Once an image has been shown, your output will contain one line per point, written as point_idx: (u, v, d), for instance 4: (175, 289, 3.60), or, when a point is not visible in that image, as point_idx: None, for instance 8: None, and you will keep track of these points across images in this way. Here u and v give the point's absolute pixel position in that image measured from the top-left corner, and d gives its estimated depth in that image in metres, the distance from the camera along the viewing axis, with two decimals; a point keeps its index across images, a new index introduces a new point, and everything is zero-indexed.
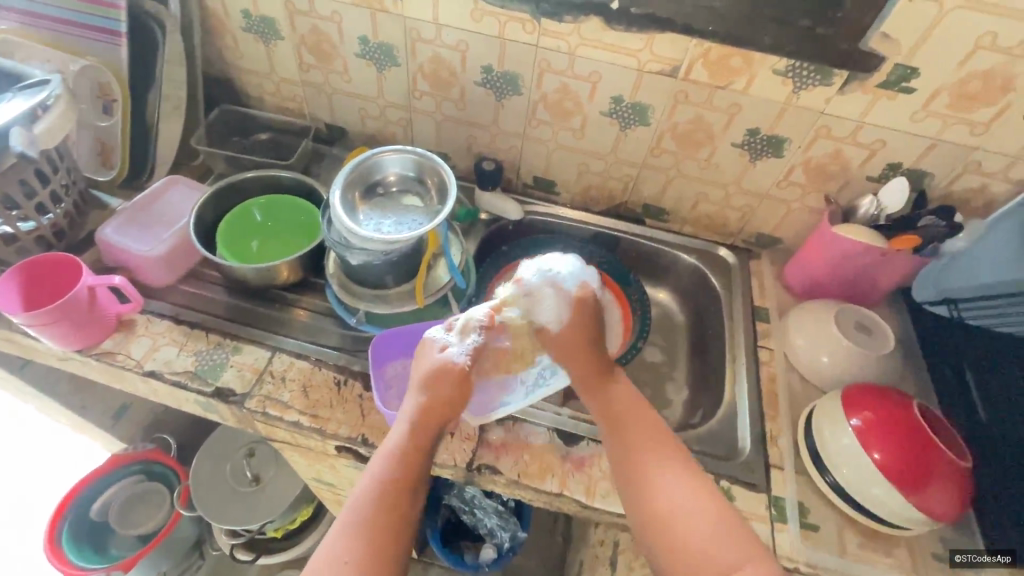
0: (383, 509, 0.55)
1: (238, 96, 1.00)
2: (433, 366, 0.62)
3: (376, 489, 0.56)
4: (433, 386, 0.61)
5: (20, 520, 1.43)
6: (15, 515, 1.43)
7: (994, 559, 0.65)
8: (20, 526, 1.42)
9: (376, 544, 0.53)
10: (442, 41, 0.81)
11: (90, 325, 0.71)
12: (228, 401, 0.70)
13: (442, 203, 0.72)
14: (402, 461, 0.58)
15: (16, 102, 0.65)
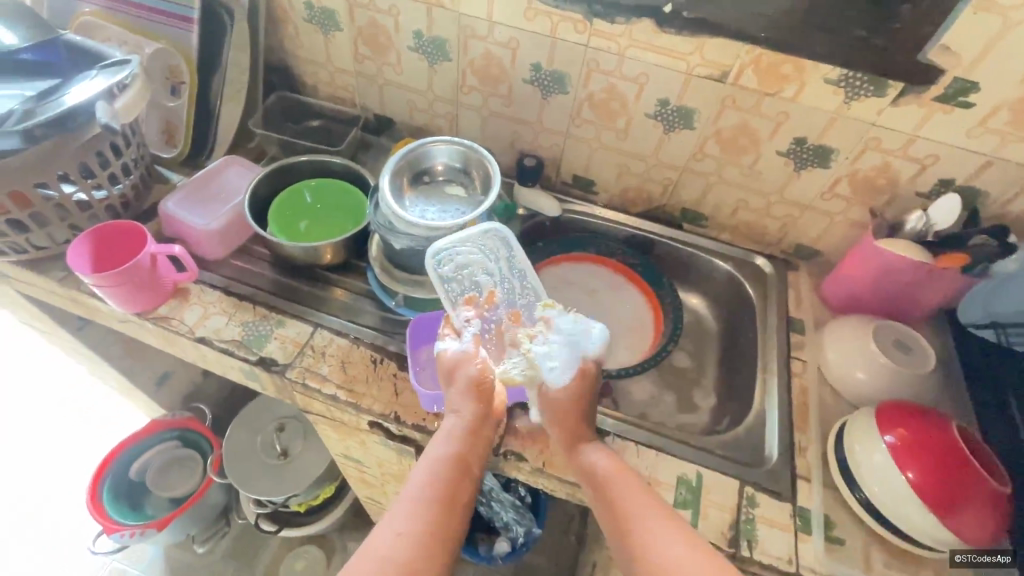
0: (432, 501, 0.56)
1: (295, 83, 1.04)
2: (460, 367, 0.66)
3: (436, 467, 0.59)
4: (481, 389, 0.65)
5: (57, 482, 1.49)
6: (52, 478, 1.50)
7: (997, 559, 0.62)
8: (58, 486, 1.49)
9: (433, 525, 0.54)
10: (494, 38, 0.83)
11: (150, 289, 0.75)
12: (271, 370, 0.74)
13: (486, 194, 0.74)
14: (462, 444, 0.62)
15: (98, 82, 0.69)
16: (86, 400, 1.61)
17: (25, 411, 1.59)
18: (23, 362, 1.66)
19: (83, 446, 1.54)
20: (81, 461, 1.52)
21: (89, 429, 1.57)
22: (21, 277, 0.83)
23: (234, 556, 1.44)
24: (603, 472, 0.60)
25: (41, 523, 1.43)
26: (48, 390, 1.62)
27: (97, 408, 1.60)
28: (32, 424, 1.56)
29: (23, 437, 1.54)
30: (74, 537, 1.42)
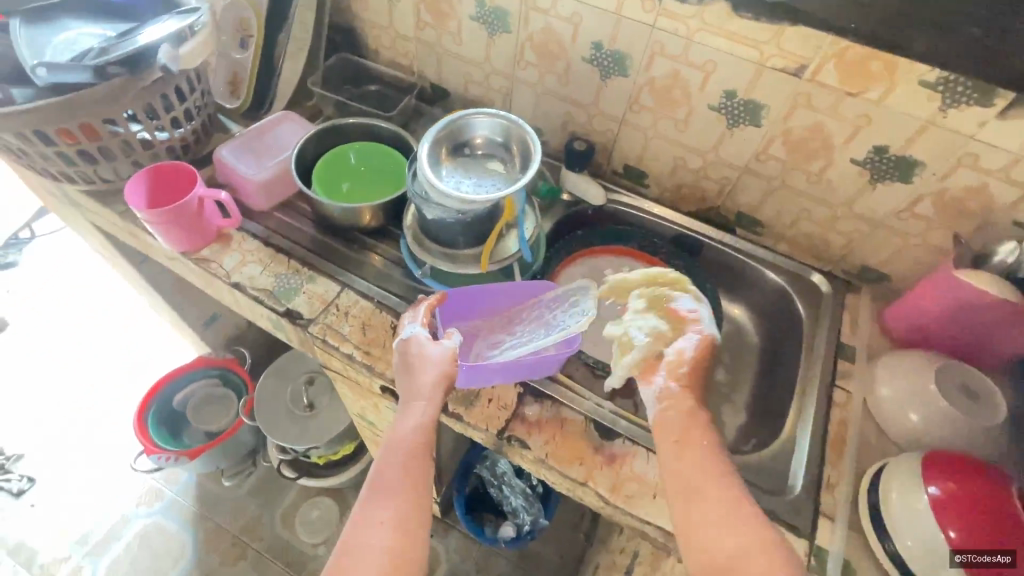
0: (397, 486, 0.57)
1: (359, 46, 1.05)
2: (428, 356, 0.65)
3: (399, 455, 0.59)
4: (438, 375, 0.64)
5: (106, 417, 1.62)
6: (101, 414, 1.62)
7: (996, 559, 0.52)
8: (108, 419, 1.61)
9: (406, 510, 0.56)
10: (556, 12, 0.80)
11: (195, 231, 0.79)
12: (295, 323, 0.76)
13: (524, 168, 0.71)
14: (424, 426, 0.62)
15: (169, 24, 0.71)
16: (85, 400, 1.64)
17: (44, 388, 1.65)
18: (22, 362, 1.69)
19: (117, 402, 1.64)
20: (93, 442, 1.57)
21: (103, 409, 1.62)
22: (88, 208, 0.89)
23: (257, 495, 1.52)
24: (704, 450, 0.56)
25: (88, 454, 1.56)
26: (64, 369, 1.68)
27: (97, 405, 1.63)
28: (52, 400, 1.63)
29: (65, 389, 1.65)
30: (88, 504, 1.49)
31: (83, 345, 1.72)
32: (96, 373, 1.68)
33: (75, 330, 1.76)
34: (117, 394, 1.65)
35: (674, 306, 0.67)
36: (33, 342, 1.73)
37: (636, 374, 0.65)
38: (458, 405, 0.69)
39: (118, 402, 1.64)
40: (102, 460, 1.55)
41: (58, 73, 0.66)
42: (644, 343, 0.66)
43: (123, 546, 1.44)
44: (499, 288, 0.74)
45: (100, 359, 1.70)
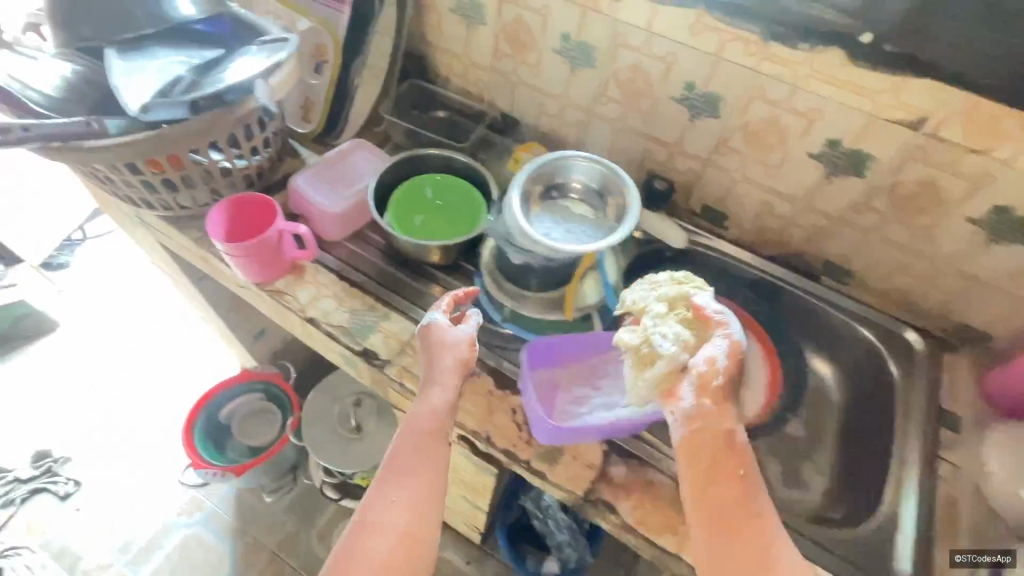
0: (413, 469, 0.60)
1: (429, 72, 1.04)
2: (451, 340, 0.65)
3: (413, 440, 0.61)
4: (456, 362, 0.65)
5: (147, 427, 1.63)
6: (143, 424, 1.63)
7: (996, 558, 0.62)
8: (150, 429, 1.62)
9: (421, 496, 0.59)
10: (649, 50, 0.77)
11: (273, 263, 0.78)
12: (372, 364, 0.74)
13: (619, 217, 0.68)
14: (437, 412, 0.63)
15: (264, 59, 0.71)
16: (129, 407, 1.65)
17: (88, 394, 1.67)
18: (68, 365, 1.72)
19: (159, 411, 1.65)
20: (135, 451, 1.59)
21: (147, 419, 1.64)
22: (161, 230, 0.88)
23: (294, 511, 1.52)
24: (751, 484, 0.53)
25: (131, 463, 1.57)
26: (108, 375, 1.70)
27: (136, 415, 1.64)
28: (96, 407, 1.65)
29: (110, 396, 1.67)
30: (129, 514, 1.50)
31: (129, 350, 1.75)
32: (135, 382, 1.70)
33: (99, 332, 1.78)
34: (156, 405, 1.66)
35: (698, 305, 0.60)
36: (75, 345, 1.76)
37: (659, 396, 0.59)
38: (541, 463, 0.66)
39: (154, 408, 1.66)
40: (144, 468, 1.57)
41: (156, 109, 0.66)
42: (674, 356, 0.58)
43: (163, 556, 1.45)
44: (592, 336, 0.72)
45: (143, 367, 1.71)
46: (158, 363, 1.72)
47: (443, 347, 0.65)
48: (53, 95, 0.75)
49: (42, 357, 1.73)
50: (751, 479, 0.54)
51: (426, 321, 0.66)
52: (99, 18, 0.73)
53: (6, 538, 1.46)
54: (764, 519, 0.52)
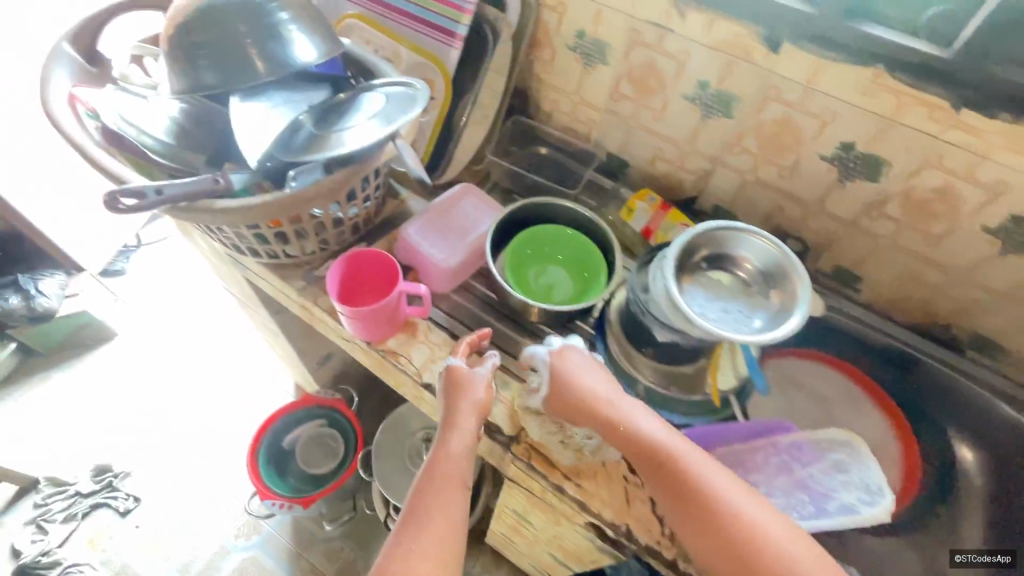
0: (437, 503, 0.60)
1: (531, 107, 0.98)
2: (467, 379, 0.68)
3: (433, 487, 0.61)
4: (472, 404, 0.67)
5: (203, 444, 1.61)
6: (198, 440, 1.61)
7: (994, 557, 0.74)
8: (206, 445, 1.60)
9: (445, 544, 0.57)
10: (805, 106, 0.70)
11: (388, 322, 0.73)
12: (495, 439, 0.69)
13: (785, 302, 0.61)
14: (453, 457, 0.64)
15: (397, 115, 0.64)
16: (184, 422, 1.63)
17: (145, 407, 1.65)
18: (124, 376, 1.71)
19: (214, 426, 1.63)
20: (192, 468, 1.56)
21: (204, 434, 1.62)
22: (259, 274, 0.84)
23: (351, 537, 1.49)
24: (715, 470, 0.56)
25: (188, 480, 1.55)
26: (164, 387, 1.69)
27: (192, 432, 1.62)
28: (152, 421, 1.63)
29: (166, 410, 1.65)
30: (188, 533, 1.49)
31: (184, 362, 1.73)
32: (190, 398, 1.67)
33: (153, 343, 1.76)
34: (211, 422, 1.64)
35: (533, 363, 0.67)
36: (131, 355, 1.74)
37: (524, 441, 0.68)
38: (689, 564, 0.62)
39: (209, 424, 1.63)
40: (202, 486, 1.55)
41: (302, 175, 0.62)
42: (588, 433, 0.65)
43: None
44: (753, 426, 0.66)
45: (199, 381, 1.70)
46: (213, 377, 1.70)
47: (461, 390, 0.67)
48: (167, 140, 0.71)
49: (97, 368, 1.72)
50: (681, 443, 0.58)
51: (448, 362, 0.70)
52: (214, 56, 0.66)
53: (67, 553, 1.44)
54: (703, 473, 0.56)
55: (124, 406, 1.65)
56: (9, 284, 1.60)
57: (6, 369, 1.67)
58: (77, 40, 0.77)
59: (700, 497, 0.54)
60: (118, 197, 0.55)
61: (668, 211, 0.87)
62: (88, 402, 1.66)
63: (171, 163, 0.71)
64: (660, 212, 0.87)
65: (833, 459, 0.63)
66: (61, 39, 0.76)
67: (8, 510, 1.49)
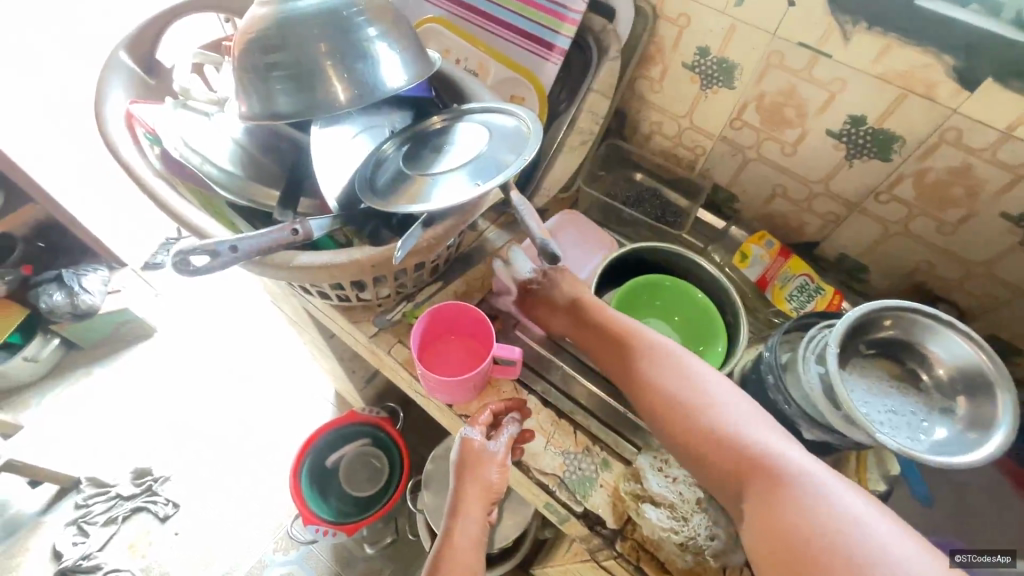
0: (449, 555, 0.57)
1: (626, 128, 0.87)
2: (475, 455, 0.62)
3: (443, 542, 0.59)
4: (481, 484, 0.62)
5: (236, 449, 1.53)
6: (232, 445, 1.54)
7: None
8: (240, 450, 1.53)
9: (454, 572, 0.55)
10: (995, 155, 0.58)
11: (472, 387, 0.64)
12: (595, 532, 0.60)
13: (975, 410, 0.50)
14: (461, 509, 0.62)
15: (513, 161, 0.54)
16: (219, 425, 1.56)
17: (179, 408, 1.59)
18: (160, 375, 1.65)
19: (250, 430, 1.56)
20: (227, 474, 1.49)
21: (237, 440, 1.54)
22: (324, 311, 0.76)
23: (392, 558, 1.40)
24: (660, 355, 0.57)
25: (220, 487, 1.48)
26: (199, 388, 1.62)
27: (229, 440, 1.54)
28: (186, 423, 1.57)
29: (200, 412, 1.59)
30: (221, 544, 1.41)
31: (221, 363, 1.66)
32: (228, 403, 1.60)
33: (191, 341, 1.71)
34: (248, 430, 1.56)
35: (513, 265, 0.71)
36: (168, 352, 1.69)
37: (610, 518, 0.61)
38: None
39: (244, 429, 1.56)
40: (239, 500, 1.46)
41: (406, 242, 0.52)
42: (665, 491, 0.58)
43: None
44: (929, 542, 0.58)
45: (235, 384, 1.63)
46: (250, 381, 1.64)
47: (470, 463, 0.62)
48: (233, 171, 0.62)
49: (136, 367, 1.66)
50: (664, 354, 0.56)
51: (463, 434, 0.63)
52: (294, 78, 0.57)
53: (107, 558, 1.38)
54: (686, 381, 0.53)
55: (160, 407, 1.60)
56: (52, 279, 1.52)
57: (50, 362, 1.63)
58: (135, 47, 0.70)
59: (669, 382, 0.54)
60: (189, 256, 0.47)
61: (788, 258, 0.75)
62: (127, 402, 1.60)
63: (233, 197, 0.62)
64: (780, 259, 0.76)
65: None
66: (117, 47, 0.69)
67: (51, 510, 1.44)
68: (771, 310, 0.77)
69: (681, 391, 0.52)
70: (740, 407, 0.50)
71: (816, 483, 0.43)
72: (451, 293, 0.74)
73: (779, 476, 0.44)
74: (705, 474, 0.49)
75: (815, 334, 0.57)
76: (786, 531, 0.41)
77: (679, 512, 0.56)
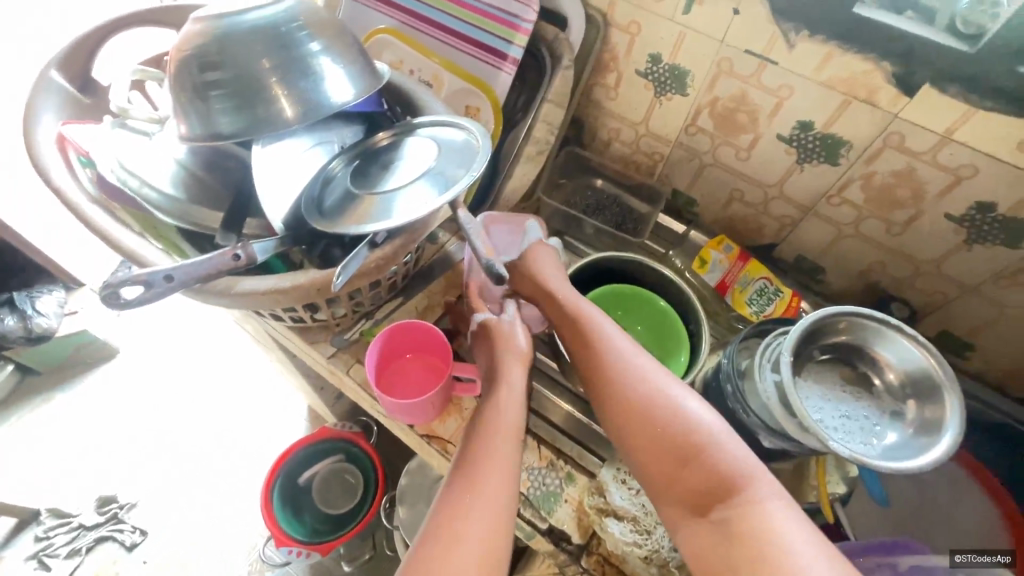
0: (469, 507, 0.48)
1: (585, 135, 0.87)
2: (502, 330, 0.63)
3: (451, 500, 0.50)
4: (515, 355, 0.61)
5: (205, 470, 1.49)
6: (201, 466, 1.49)
7: None
8: (209, 471, 1.49)
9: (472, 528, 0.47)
10: (935, 158, 0.59)
11: (433, 407, 0.63)
12: (561, 549, 0.59)
13: (924, 415, 0.50)
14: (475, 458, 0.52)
15: (460, 178, 0.53)
16: (186, 446, 1.52)
17: (143, 431, 1.54)
18: (123, 396, 1.60)
19: (219, 450, 1.52)
20: (196, 497, 1.45)
21: (206, 461, 1.50)
22: (280, 332, 0.74)
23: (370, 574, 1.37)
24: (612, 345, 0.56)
25: (189, 511, 1.43)
26: (165, 409, 1.57)
27: (197, 462, 1.50)
28: (151, 446, 1.52)
29: (166, 433, 1.54)
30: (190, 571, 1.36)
31: (187, 382, 1.62)
32: (196, 424, 1.55)
33: (155, 361, 1.66)
34: (217, 451, 1.51)
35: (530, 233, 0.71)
36: (130, 373, 1.63)
37: (574, 534, 0.60)
38: None
39: (212, 450, 1.51)
40: (209, 523, 1.42)
41: (348, 266, 0.50)
42: (628, 506, 0.58)
43: None
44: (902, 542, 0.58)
45: (202, 403, 1.58)
46: (218, 399, 1.59)
47: (495, 343, 0.62)
48: (174, 194, 0.60)
49: (98, 390, 1.60)
50: (618, 345, 0.56)
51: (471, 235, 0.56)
52: (233, 95, 0.56)
53: None
54: (649, 382, 0.52)
55: (123, 430, 1.54)
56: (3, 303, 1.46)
57: (5, 389, 1.56)
58: (69, 65, 0.67)
59: (623, 375, 0.53)
60: (119, 288, 0.46)
61: (746, 262, 0.76)
62: (88, 427, 1.54)
63: (174, 222, 0.60)
64: (738, 263, 0.76)
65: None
66: (48, 66, 0.66)
67: (8, 544, 1.38)
68: (732, 314, 0.77)
69: (643, 394, 0.51)
70: (700, 409, 0.50)
71: (772, 495, 0.45)
72: (411, 309, 0.73)
73: (740, 483, 0.45)
74: (659, 468, 0.49)
75: (771, 341, 0.57)
76: (748, 540, 0.42)
77: (643, 525, 0.56)
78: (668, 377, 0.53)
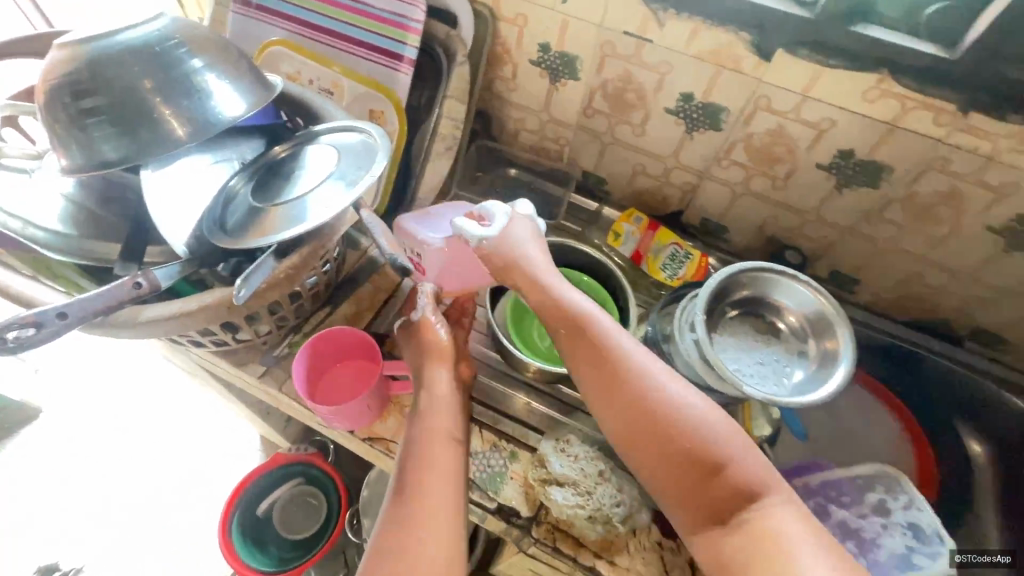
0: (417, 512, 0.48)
1: (494, 128, 0.89)
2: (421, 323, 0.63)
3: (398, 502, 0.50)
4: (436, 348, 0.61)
5: (156, 518, 1.41)
6: (151, 515, 1.41)
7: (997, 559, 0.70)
8: (160, 519, 1.41)
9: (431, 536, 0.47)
10: (798, 115, 0.65)
11: (371, 407, 0.63)
12: (513, 524, 0.62)
13: (823, 349, 0.56)
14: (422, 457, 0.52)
15: (363, 178, 0.54)
16: (131, 497, 1.43)
17: (80, 489, 1.44)
18: (52, 456, 1.48)
19: (169, 495, 1.44)
20: (149, 548, 1.38)
21: (156, 509, 1.42)
22: (206, 358, 0.72)
23: None
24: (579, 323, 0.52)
25: (144, 562, 1.36)
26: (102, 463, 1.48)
27: (146, 513, 1.42)
28: (91, 504, 1.42)
29: (106, 487, 1.44)
30: None
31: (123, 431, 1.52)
32: (138, 473, 1.47)
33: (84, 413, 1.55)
34: (166, 497, 1.44)
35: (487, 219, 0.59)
36: (57, 430, 1.52)
37: (523, 507, 0.62)
38: None
39: (161, 496, 1.44)
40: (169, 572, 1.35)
41: (249, 280, 0.50)
42: (568, 471, 0.60)
43: None
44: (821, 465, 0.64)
45: (143, 449, 1.50)
46: (160, 443, 1.51)
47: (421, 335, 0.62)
48: (64, 230, 0.57)
49: (21, 454, 1.48)
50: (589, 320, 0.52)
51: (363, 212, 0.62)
52: (113, 121, 0.54)
53: None
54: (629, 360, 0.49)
55: (57, 492, 1.44)
56: None
57: None
58: None
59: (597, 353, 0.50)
60: (7, 331, 0.44)
61: (656, 231, 0.81)
62: (17, 494, 1.43)
63: (68, 258, 0.57)
64: (649, 232, 0.81)
65: (874, 501, 0.58)
66: None
67: None
68: (650, 282, 0.82)
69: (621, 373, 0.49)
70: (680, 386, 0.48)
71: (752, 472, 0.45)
72: (340, 318, 0.73)
73: (722, 465, 0.45)
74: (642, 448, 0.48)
75: (686, 304, 0.61)
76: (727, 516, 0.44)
77: (582, 487, 0.59)
78: (641, 351, 0.50)
